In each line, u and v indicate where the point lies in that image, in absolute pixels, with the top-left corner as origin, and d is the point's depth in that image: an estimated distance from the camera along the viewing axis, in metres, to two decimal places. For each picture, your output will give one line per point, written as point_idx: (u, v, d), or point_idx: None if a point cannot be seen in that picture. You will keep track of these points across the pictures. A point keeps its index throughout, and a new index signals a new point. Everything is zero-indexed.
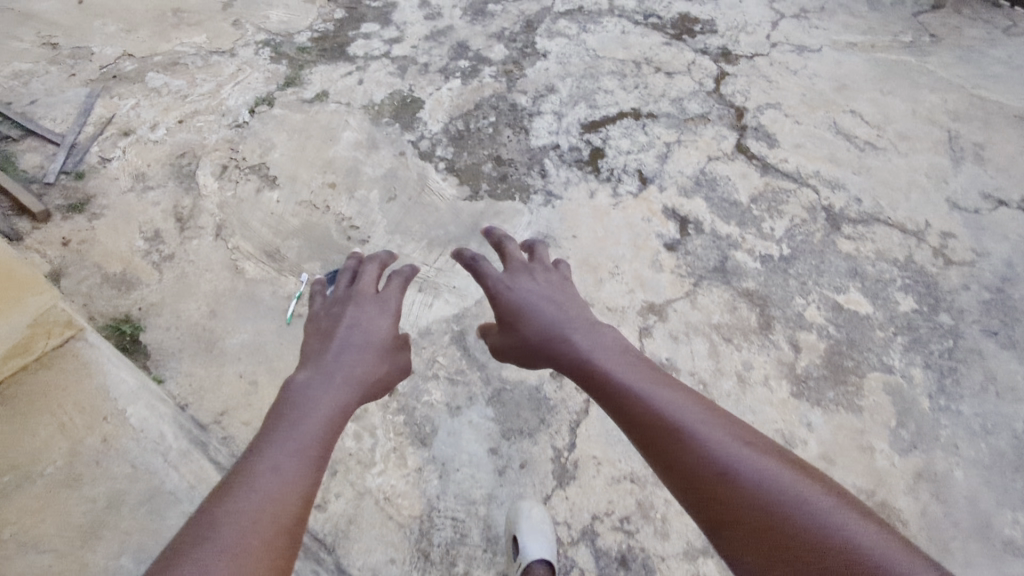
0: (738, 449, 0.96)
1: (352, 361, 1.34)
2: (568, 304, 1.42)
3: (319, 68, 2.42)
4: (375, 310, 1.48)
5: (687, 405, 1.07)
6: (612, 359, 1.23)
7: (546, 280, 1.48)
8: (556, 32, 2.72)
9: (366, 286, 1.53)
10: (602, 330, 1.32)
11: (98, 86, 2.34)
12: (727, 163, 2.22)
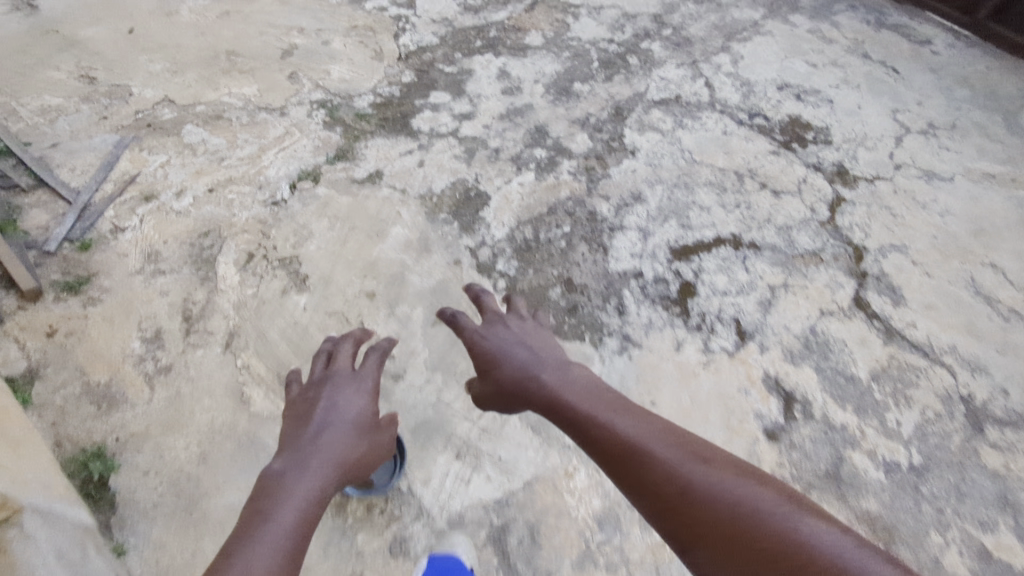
0: (703, 468, 0.89)
1: (335, 440, 1.23)
2: (543, 348, 1.36)
3: (377, 142, 2.12)
4: (353, 391, 1.36)
5: (654, 433, 1.01)
6: (586, 398, 1.16)
7: (519, 328, 1.43)
8: (648, 124, 2.39)
9: (343, 365, 1.43)
10: (577, 369, 1.27)
11: (128, 133, 2.07)
12: (843, 322, 1.84)
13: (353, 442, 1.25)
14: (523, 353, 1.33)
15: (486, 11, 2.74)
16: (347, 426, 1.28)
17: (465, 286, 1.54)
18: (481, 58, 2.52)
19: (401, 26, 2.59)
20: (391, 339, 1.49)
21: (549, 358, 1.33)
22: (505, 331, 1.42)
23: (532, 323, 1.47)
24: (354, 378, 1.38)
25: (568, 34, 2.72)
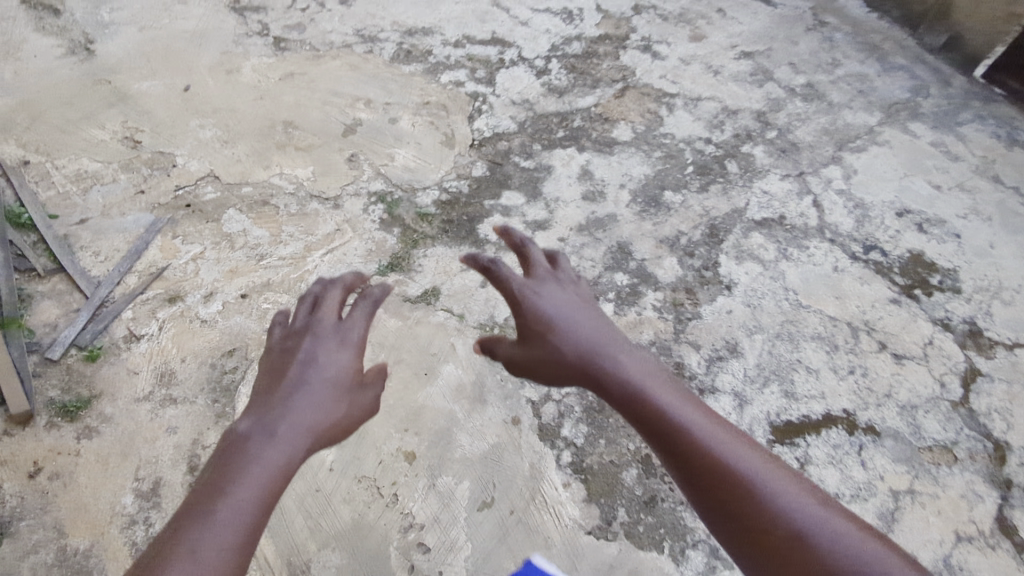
0: (850, 538, 0.82)
1: (316, 408, 1.06)
2: (597, 318, 1.22)
3: (437, 251, 1.86)
4: (341, 342, 1.21)
5: (774, 475, 0.91)
6: (674, 396, 1.05)
7: (572, 296, 1.28)
8: (747, 250, 2.07)
9: (329, 312, 1.24)
10: (647, 356, 1.15)
11: (163, 213, 1.85)
12: (982, 554, 1.49)
13: (335, 407, 1.09)
14: (590, 327, 1.20)
15: (571, 95, 2.48)
16: (328, 388, 1.13)
17: (501, 225, 1.35)
18: (561, 151, 2.25)
19: (476, 105, 2.35)
20: (381, 284, 1.30)
21: (614, 340, 1.19)
22: (558, 297, 1.27)
23: (583, 292, 1.31)
24: (342, 329, 1.21)
25: (660, 129, 2.43)
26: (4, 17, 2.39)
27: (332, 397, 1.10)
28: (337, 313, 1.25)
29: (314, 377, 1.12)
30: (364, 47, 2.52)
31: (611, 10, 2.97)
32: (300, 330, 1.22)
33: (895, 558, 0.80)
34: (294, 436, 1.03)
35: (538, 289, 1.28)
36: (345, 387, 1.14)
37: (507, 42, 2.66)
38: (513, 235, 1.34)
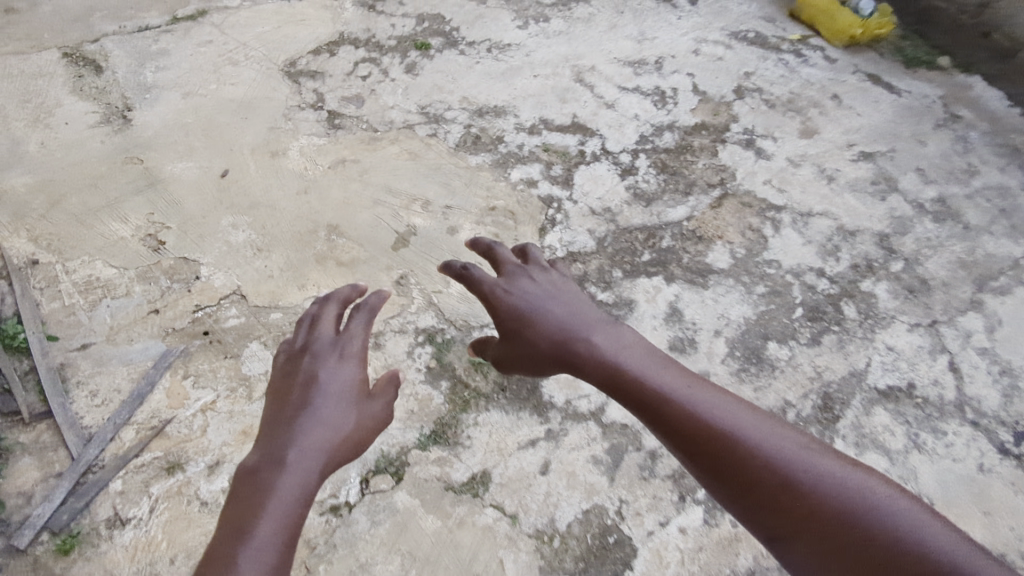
0: (805, 460, 0.91)
1: (338, 412, 1.22)
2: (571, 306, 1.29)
3: (492, 417, 1.54)
4: (339, 355, 1.32)
5: (742, 423, 0.98)
6: (648, 368, 1.12)
7: (543, 286, 1.34)
8: (869, 434, 1.69)
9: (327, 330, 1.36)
10: (628, 334, 1.20)
11: (176, 343, 1.58)
12: None
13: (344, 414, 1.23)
14: (562, 312, 1.27)
15: (660, 203, 2.13)
16: (338, 395, 1.26)
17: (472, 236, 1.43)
18: (646, 280, 1.90)
19: (550, 213, 2.02)
20: (375, 294, 1.44)
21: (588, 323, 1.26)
22: (531, 289, 1.33)
23: (558, 279, 1.37)
24: (338, 343, 1.33)
25: (763, 255, 2.06)
26: (42, 73, 2.19)
27: (342, 402, 1.25)
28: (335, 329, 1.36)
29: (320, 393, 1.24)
30: (427, 129, 2.23)
31: (709, 91, 2.61)
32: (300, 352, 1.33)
33: (876, 491, 0.85)
34: (304, 454, 1.13)
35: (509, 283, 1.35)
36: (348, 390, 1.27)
37: (589, 130, 2.33)
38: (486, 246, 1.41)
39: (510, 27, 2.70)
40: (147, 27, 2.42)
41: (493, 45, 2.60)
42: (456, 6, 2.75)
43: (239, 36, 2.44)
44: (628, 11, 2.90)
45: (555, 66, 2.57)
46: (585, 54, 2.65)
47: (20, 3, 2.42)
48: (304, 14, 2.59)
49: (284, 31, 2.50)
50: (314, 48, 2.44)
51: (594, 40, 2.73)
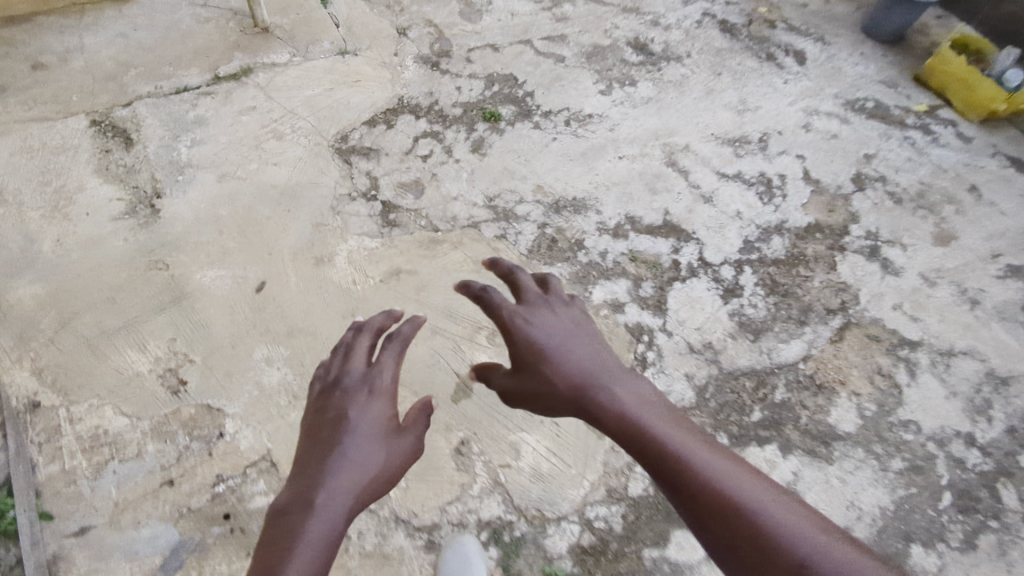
0: (809, 530, 0.85)
1: (366, 447, 1.17)
2: (593, 347, 1.24)
3: None
4: (367, 390, 1.27)
5: (748, 482, 0.93)
6: (662, 421, 1.08)
7: (566, 321, 1.30)
8: None
9: (358, 363, 1.32)
10: (646, 389, 1.16)
11: (190, 531, 1.31)
12: None
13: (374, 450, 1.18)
14: (584, 354, 1.23)
15: (770, 337, 1.78)
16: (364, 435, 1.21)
17: (489, 257, 1.39)
18: (756, 450, 1.56)
19: (639, 350, 1.69)
20: (408, 323, 1.38)
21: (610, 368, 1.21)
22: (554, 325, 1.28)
23: (580, 315, 1.33)
24: (367, 378, 1.28)
25: (898, 413, 1.69)
26: (65, 147, 1.94)
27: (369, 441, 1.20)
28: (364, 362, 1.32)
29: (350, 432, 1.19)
30: (496, 228, 1.91)
31: (823, 180, 2.23)
32: (330, 386, 1.29)
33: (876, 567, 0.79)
34: (333, 496, 1.08)
35: (531, 315, 1.31)
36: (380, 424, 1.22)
37: (684, 232, 1.98)
38: (505, 266, 1.37)
39: (592, 93, 2.36)
40: (185, 88, 2.15)
41: (571, 115, 2.27)
42: (530, 64, 2.43)
43: (286, 101, 2.15)
44: (726, 72, 2.53)
45: (644, 144, 2.22)
46: (677, 129, 2.29)
47: (50, 56, 2.17)
48: (359, 72, 2.29)
49: (337, 94, 2.21)
50: (370, 117, 2.15)
51: (687, 110, 2.37)
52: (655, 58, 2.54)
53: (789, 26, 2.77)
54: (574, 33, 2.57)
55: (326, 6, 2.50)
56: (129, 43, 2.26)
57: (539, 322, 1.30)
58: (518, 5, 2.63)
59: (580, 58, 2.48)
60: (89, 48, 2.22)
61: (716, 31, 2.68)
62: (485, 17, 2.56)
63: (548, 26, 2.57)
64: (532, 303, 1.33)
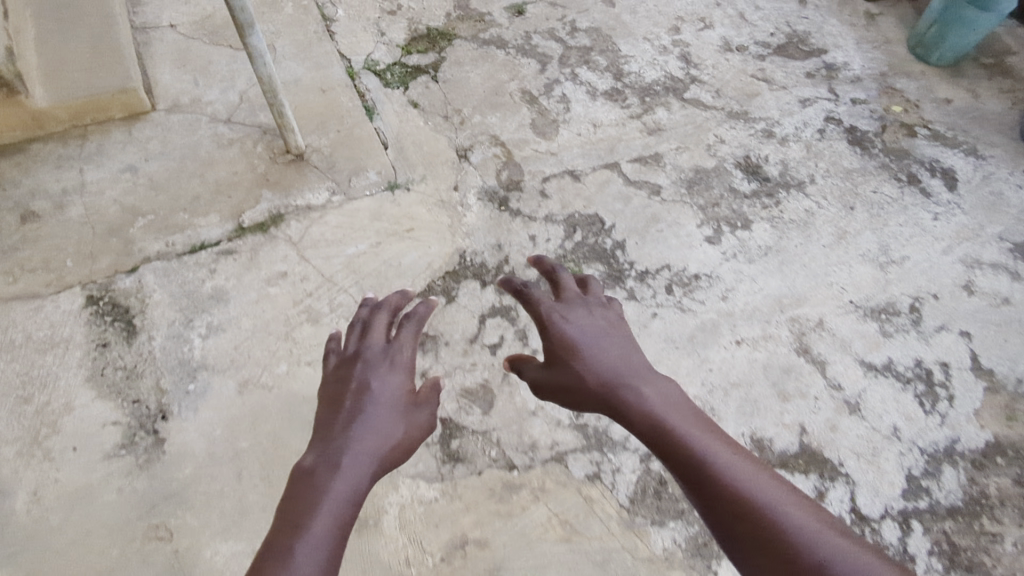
0: (812, 529, 0.87)
1: (384, 419, 1.23)
2: (621, 345, 1.29)
3: None
4: (387, 363, 1.34)
5: (764, 483, 0.94)
6: (686, 422, 1.09)
7: (600, 322, 1.34)
8: None
9: (378, 337, 1.39)
10: (671, 388, 1.19)
11: None
12: None
13: (396, 422, 1.25)
14: (614, 354, 1.26)
15: None
16: (386, 405, 1.27)
17: (532, 257, 1.46)
18: None
19: None
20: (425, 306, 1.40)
21: (638, 367, 1.24)
22: (586, 323, 1.33)
23: (615, 316, 1.37)
24: (389, 351, 1.35)
25: None
26: (53, 341, 1.56)
27: (392, 411, 1.25)
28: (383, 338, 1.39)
29: (373, 398, 1.27)
30: (586, 463, 1.49)
31: (999, 372, 1.74)
32: (350, 357, 1.36)
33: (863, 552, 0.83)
34: (356, 457, 1.14)
35: (563, 313, 1.35)
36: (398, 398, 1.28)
37: (828, 463, 1.54)
38: (544, 265, 1.42)
39: (697, 241, 1.91)
40: (202, 245, 1.76)
41: (673, 276, 1.82)
42: (619, 199, 1.98)
43: (324, 263, 1.75)
44: (860, 204, 2.05)
45: (766, 320, 1.77)
46: (806, 295, 1.83)
47: (43, 200, 1.80)
48: (412, 216, 1.88)
49: (386, 249, 1.80)
50: (425, 287, 1.74)
51: (815, 264, 1.90)
52: (771, 185, 2.07)
53: (932, 133, 2.26)
54: (670, 150, 2.11)
55: (373, 118, 2.09)
56: (137, 179, 1.87)
57: (571, 320, 1.34)
58: (601, 112, 2.18)
59: (680, 188, 2.03)
60: (91, 187, 1.84)
61: (843, 144, 2.19)
62: (562, 130, 2.12)
63: (638, 141, 2.12)
64: (566, 300, 1.39)
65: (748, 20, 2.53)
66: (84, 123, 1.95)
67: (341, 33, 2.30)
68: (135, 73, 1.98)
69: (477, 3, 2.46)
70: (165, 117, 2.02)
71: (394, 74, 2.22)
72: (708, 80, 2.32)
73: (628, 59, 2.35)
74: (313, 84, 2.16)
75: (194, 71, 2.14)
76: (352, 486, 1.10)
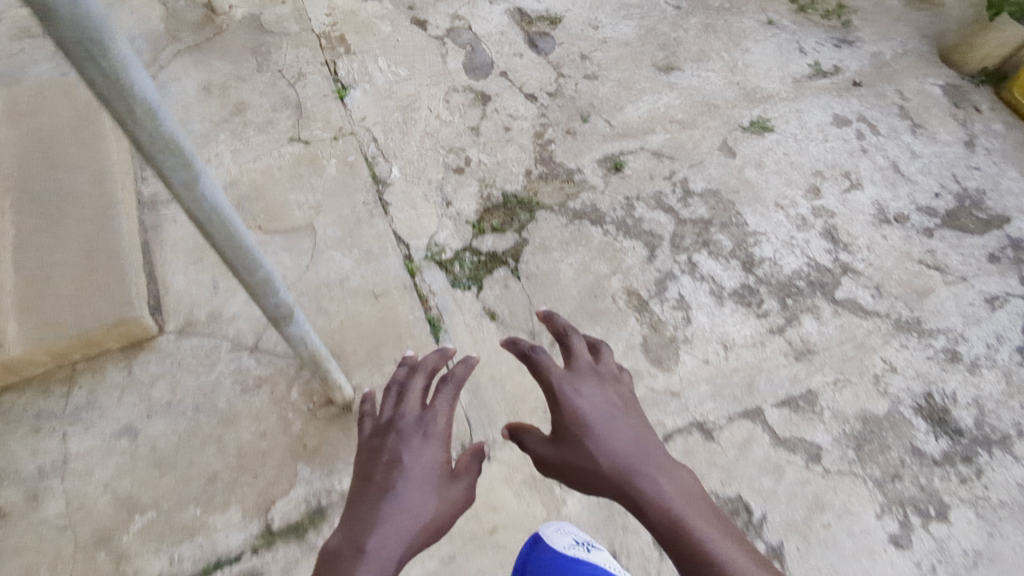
0: None
1: (419, 495, 0.98)
2: (638, 424, 1.05)
3: None
4: (422, 432, 1.08)
5: None
6: (708, 526, 0.84)
7: (612, 398, 1.09)
8: None
9: (413, 405, 1.13)
10: (686, 480, 0.92)
11: None
12: None
13: (427, 498, 0.98)
14: (632, 438, 1.00)
15: None
16: (422, 478, 1.01)
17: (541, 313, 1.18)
18: None
19: None
20: (467, 363, 1.18)
21: (656, 455, 0.99)
22: (602, 395, 1.09)
23: (628, 396, 1.12)
24: (424, 420, 1.08)
25: None
26: None
27: (430, 487, 1.00)
28: (419, 404, 1.13)
29: (402, 473, 1.00)
30: None
31: None
32: (383, 426, 1.10)
33: None
34: (382, 542, 0.89)
35: (575, 385, 1.10)
36: (434, 470, 1.03)
37: None
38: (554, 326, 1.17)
39: (879, 544, 1.41)
40: (217, 564, 1.31)
41: None
42: (768, 471, 1.48)
43: None
44: None
45: None
46: None
47: (12, 489, 1.36)
48: (495, 505, 1.41)
49: (464, 567, 1.35)
50: None
51: None
52: (966, 441, 1.56)
53: None
54: (826, 386, 1.61)
55: (440, 338, 1.63)
56: (136, 449, 1.43)
57: (582, 391, 1.09)
58: (732, 325, 1.68)
59: (846, 449, 1.52)
60: (75, 465, 1.40)
61: None
62: (684, 355, 1.63)
63: (783, 371, 1.62)
64: (578, 366, 1.13)
65: (904, 173, 2.00)
66: (70, 361, 1.50)
67: (397, 205, 1.84)
68: (138, 294, 1.55)
69: (563, 155, 1.98)
70: (176, 344, 1.57)
71: (464, 267, 1.76)
72: (863, 269, 1.80)
73: (759, 238, 1.85)
74: (362, 285, 1.70)
75: (214, 268, 1.70)
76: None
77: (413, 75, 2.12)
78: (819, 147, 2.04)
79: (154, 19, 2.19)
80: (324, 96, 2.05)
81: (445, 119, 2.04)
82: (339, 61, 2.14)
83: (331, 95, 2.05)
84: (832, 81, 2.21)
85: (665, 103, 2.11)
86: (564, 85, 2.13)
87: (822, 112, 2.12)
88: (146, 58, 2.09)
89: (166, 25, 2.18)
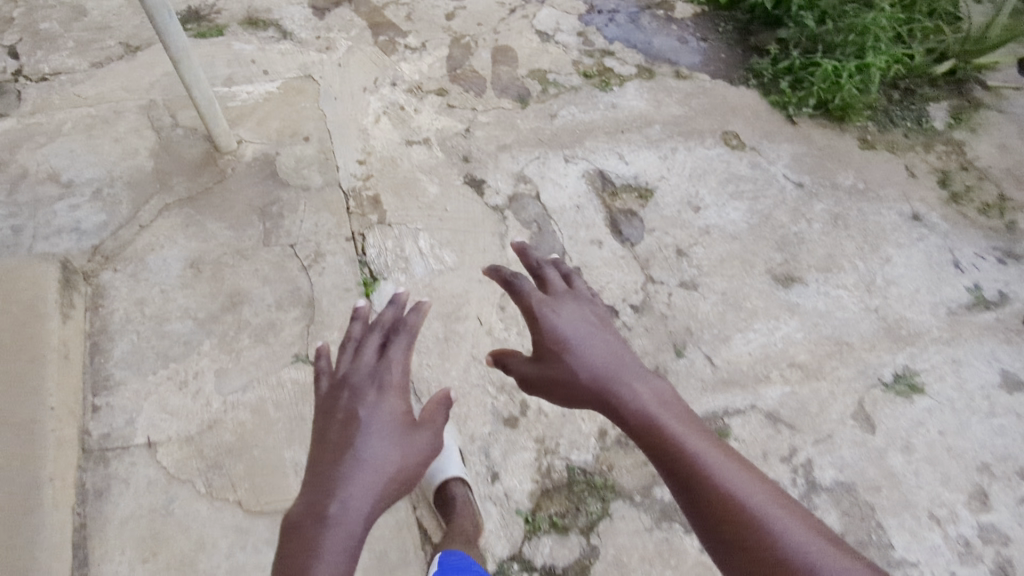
0: None
1: (382, 442, 0.89)
2: (617, 340, 1.04)
3: None
4: (377, 385, 0.96)
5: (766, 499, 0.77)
6: (678, 424, 0.88)
7: (592, 314, 1.07)
8: None
9: (365, 356, 1.00)
10: (657, 388, 0.95)
11: None
12: None
13: (390, 447, 0.90)
14: (608, 353, 1.00)
15: None
16: (379, 434, 0.90)
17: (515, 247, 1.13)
18: None
19: None
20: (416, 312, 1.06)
21: (633, 365, 1.00)
22: (583, 315, 1.06)
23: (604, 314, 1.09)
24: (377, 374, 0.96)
25: None
26: None
27: (393, 434, 0.91)
28: (372, 356, 1.00)
29: (361, 428, 0.90)
30: None
31: None
32: (336, 382, 0.97)
33: None
34: (353, 499, 0.83)
35: (556, 306, 1.07)
36: (399, 421, 0.93)
37: None
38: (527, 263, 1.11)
39: None
40: None
41: None
42: None
43: None
44: None
45: None
46: None
47: None
48: None
49: None
50: None
51: None
52: None
53: None
54: None
55: None
56: None
57: (560, 312, 1.07)
58: None
59: None
60: None
61: None
62: None
63: None
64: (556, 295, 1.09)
65: None
66: None
67: None
68: None
69: None
70: None
71: None
72: None
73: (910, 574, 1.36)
74: None
75: (170, 570, 1.24)
76: (360, 522, 0.82)
77: (461, 265, 1.65)
78: (984, 423, 1.54)
79: (141, 152, 1.73)
80: (345, 289, 1.58)
81: (499, 336, 1.57)
82: (368, 234, 1.67)
83: (354, 289, 1.58)
84: (998, 316, 1.71)
85: (783, 337, 1.62)
86: (653, 295, 1.66)
87: (986, 365, 1.63)
88: (124, 212, 1.64)
89: (156, 162, 1.72)
